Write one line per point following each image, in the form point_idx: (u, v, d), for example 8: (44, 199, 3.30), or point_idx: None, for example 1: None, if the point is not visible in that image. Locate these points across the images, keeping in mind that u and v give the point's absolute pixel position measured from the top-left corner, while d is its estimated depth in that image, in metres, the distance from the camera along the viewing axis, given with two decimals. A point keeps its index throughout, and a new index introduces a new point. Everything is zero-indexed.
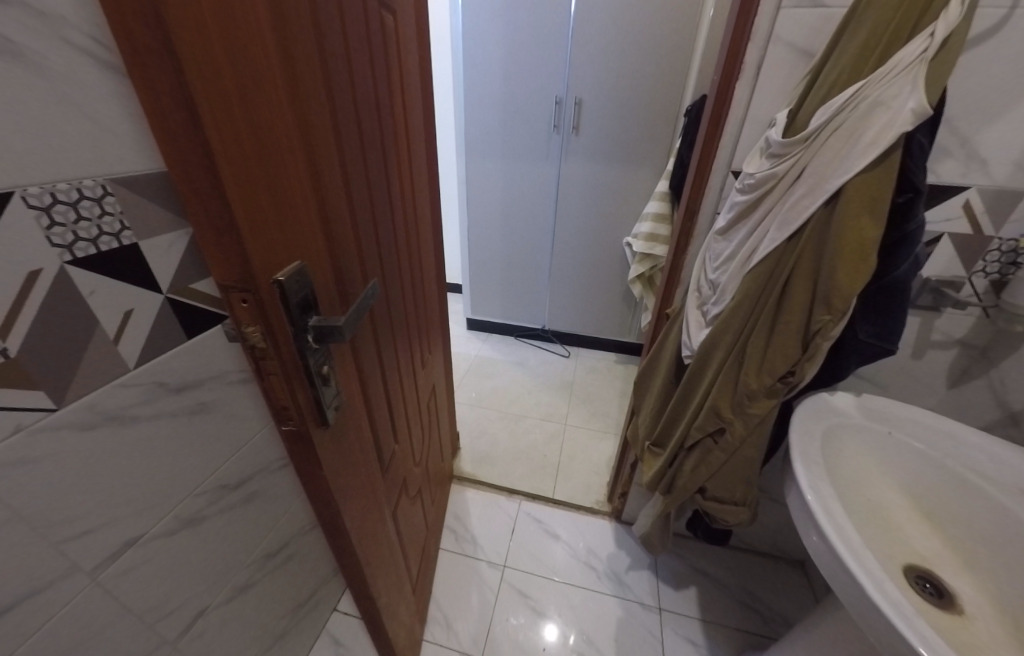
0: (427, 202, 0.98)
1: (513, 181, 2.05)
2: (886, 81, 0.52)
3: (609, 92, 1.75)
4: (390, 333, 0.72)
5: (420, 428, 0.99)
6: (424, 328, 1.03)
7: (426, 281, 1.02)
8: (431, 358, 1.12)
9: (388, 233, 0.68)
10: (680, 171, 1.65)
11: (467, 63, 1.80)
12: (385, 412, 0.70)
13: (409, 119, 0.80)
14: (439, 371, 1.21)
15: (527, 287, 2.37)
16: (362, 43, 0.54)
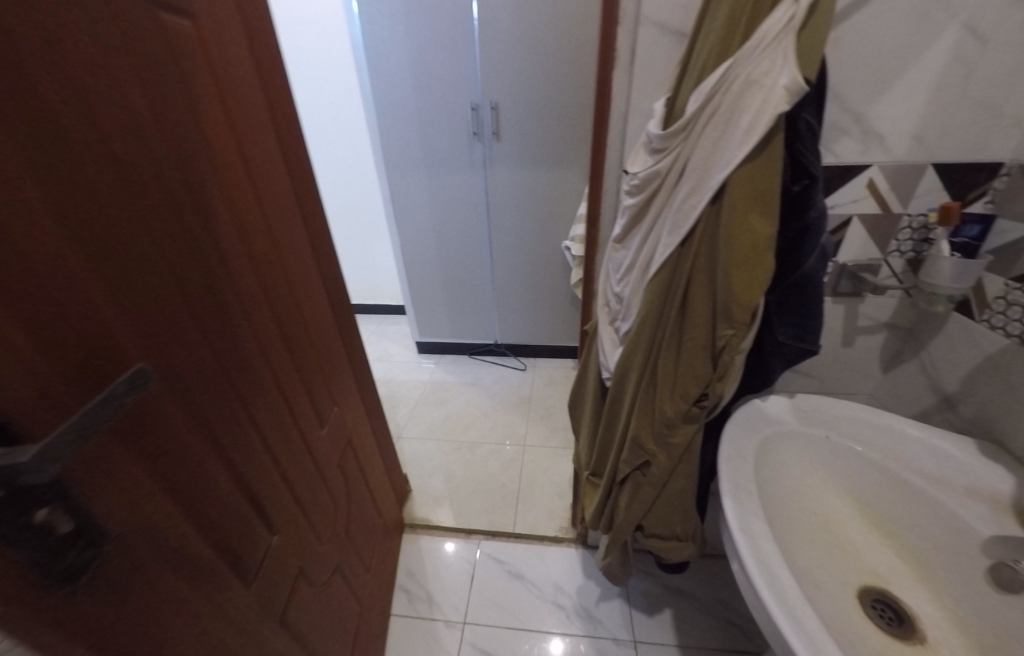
0: (320, 235, 0.85)
1: (441, 195, 1.93)
2: (754, 58, 0.45)
3: (524, 93, 1.67)
4: (248, 410, 0.60)
5: (328, 496, 0.86)
6: (330, 377, 0.90)
7: (326, 323, 0.89)
8: (345, 408, 0.99)
9: (229, 290, 0.56)
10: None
11: (370, 77, 1.68)
12: (243, 509, 0.58)
13: (270, 147, 0.67)
14: (360, 420, 1.08)
15: (472, 302, 2.24)
16: (139, 65, 0.43)
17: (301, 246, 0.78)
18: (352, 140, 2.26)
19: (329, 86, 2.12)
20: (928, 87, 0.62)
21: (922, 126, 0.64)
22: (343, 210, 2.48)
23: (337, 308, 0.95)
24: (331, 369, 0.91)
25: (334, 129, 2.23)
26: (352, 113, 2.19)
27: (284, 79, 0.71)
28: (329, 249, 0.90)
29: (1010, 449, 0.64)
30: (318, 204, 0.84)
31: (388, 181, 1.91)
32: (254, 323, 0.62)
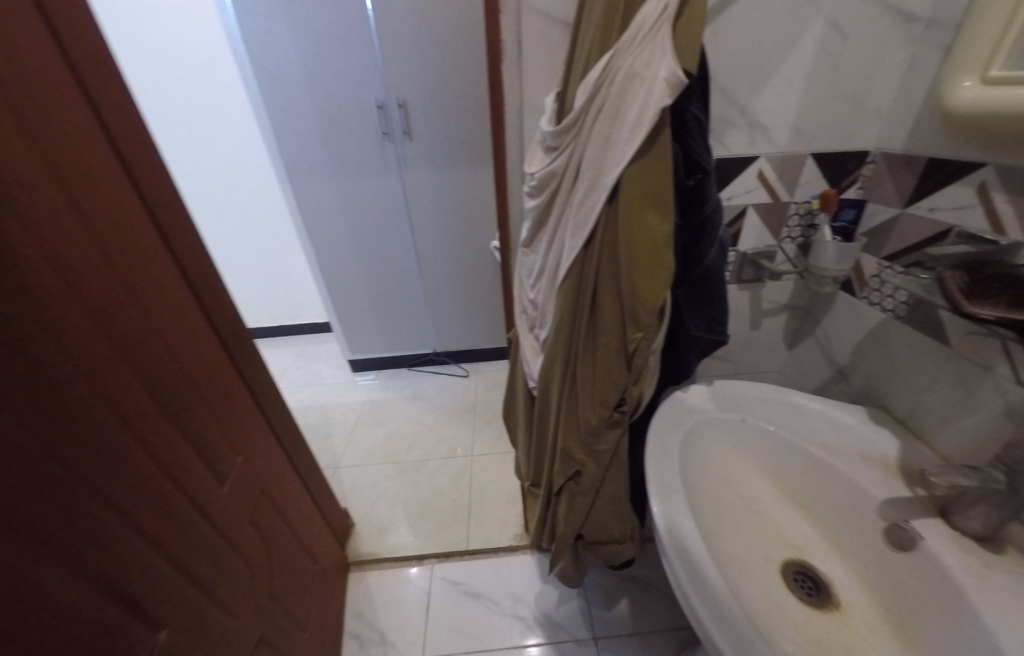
0: (199, 263, 0.73)
1: (356, 201, 1.80)
2: (634, 49, 0.43)
3: (432, 89, 1.58)
4: (102, 495, 0.50)
5: (242, 562, 0.75)
6: (233, 425, 0.78)
7: (222, 363, 0.77)
8: (257, 454, 0.87)
9: (51, 358, 0.47)
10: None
11: (256, 76, 1.51)
12: (94, 620, 0.48)
13: (110, 172, 0.57)
14: (278, 461, 0.97)
15: (405, 312, 2.14)
16: None
17: (169, 279, 0.66)
18: (251, 147, 2.06)
19: (216, 88, 1.92)
20: (802, 80, 0.65)
21: (800, 116, 0.67)
22: (250, 224, 2.27)
23: (239, 344, 0.84)
24: (233, 416, 0.79)
25: (228, 137, 2.02)
26: (245, 118, 1.99)
27: (117, 82, 0.58)
28: (216, 276, 0.77)
29: (894, 410, 0.68)
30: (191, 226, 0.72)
31: (293, 189, 1.74)
32: (106, 388, 0.52)
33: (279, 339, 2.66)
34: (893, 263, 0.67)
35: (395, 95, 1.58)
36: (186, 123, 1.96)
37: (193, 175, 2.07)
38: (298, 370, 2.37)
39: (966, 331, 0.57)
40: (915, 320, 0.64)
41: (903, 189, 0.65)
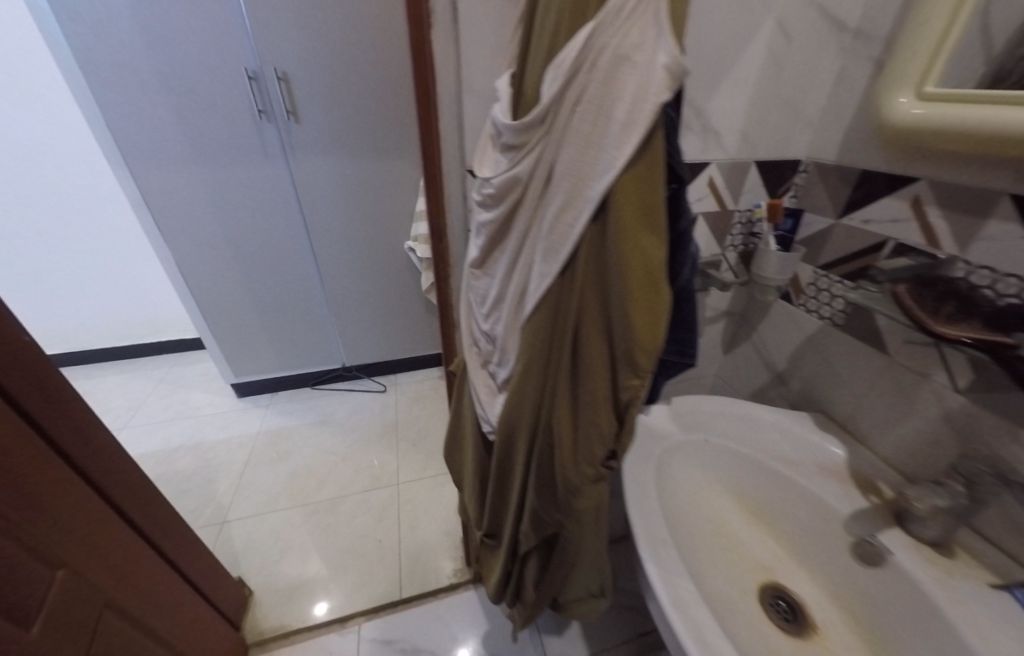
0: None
1: (228, 196, 1.46)
2: (622, 24, 0.33)
3: (320, 65, 1.34)
4: None
5: None
6: (33, 526, 0.57)
7: (20, 439, 0.57)
8: (87, 559, 0.64)
9: None
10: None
11: (65, 27, 1.13)
12: None
13: None
14: (138, 553, 0.75)
15: (303, 325, 1.84)
16: None
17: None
18: (70, 117, 1.62)
19: (8, 33, 1.46)
20: (750, 83, 0.61)
21: (748, 121, 0.64)
22: (78, 219, 1.77)
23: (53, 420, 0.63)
24: (33, 515, 0.58)
25: (34, 103, 1.56)
26: (55, 77, 1.55)
27: None
28: (5, 324, 0.58)
29: (834, 414, 0.69)
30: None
31: (136, 180, 1.36)
32: None
33: (133, 362, 2.14)
34: (829, 271, 0.67)
35: (273, 67, 1.30)
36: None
37: None
38: (162, 400, 1.92)
39: (904, 339, 0.58)
40: (853, 328, 0.64)
41: (838, 199, 0.65)
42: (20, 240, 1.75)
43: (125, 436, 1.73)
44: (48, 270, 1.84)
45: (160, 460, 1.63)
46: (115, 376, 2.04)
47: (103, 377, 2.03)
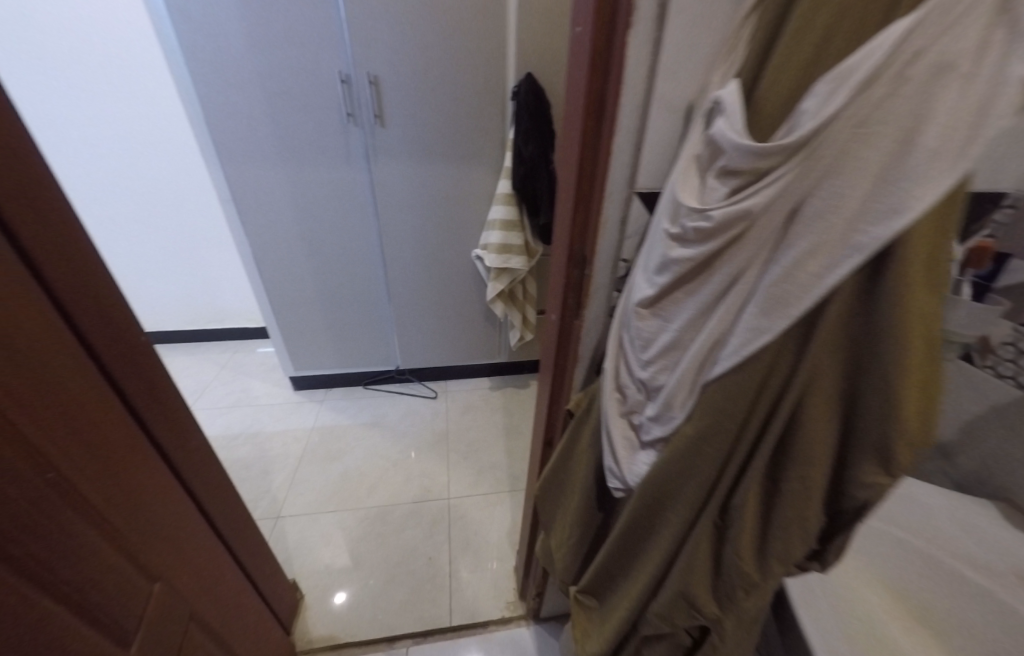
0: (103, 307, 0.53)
1: (308, 193, 1.46)
2: (952, 25, 0.25)
3: (409, 67, 1.28)
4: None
5: None
6: (140, 536, 0.54)
7: (133, 445, 0.54)
8: (179, 571, 0.61)
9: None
10: (520, 171, 1.35)
11: (175, 29, 1.15)
12: None
13: None
14: (217, 565, 0.71)
15: (363, 324, 1.81)
16: None
17: (48, 331, 0.45)
18: (167, 103, 1.66)
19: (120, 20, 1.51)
20: None
21: None
22: (163, 205, 1.84)
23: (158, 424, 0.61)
24: (144, 525, 0.54)
25: (137, 89, 1.61)
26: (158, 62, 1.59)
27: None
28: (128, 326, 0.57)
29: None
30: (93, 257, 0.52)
31: (226, 176, 1.38)
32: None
33: (202, 346, 2.23)
34: None
35: (364, 70, 1.26)
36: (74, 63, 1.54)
37: (85, 140, 1.65)
38: (226, 385, 1.97)
39: None
40: None
41: None
42: (113, 224, 1.84)
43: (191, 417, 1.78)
44: (134, 252, 1.92)
45: (221, 444, 1.65)
46: (185, 358, 2.12)
47: (175, 358, 2.11)
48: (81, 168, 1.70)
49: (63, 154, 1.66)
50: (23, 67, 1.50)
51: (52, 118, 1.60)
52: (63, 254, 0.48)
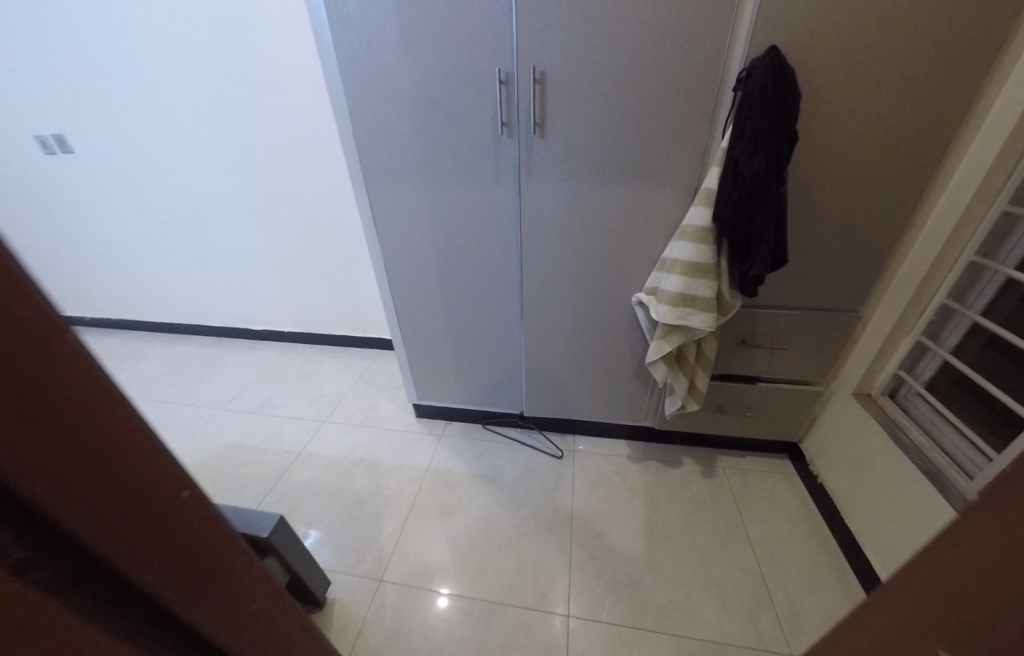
0: (155, 514, 0.40)
1: (449, 217, 1.26)
2: None
3: (587, 53, 0.92)
4: None
5: None
6: None
7: None
8: None
9: None
10: (731, 196, 0.91)
11: (332, 40, 1.02)
12: None
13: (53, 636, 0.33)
14: None
15: (490, 362, 1.58)
16: None
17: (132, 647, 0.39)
18: (319, 112, 1.66)
19: (283, 29, 1.52)
20: None
21: None
22: (315, 215, 1.93)
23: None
24: None
25: (303, 103, 1.65)
26: (313, 70, 1.57)
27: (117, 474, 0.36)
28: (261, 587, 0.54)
29: None
30: (156, 447, 0.40)
31: (371, 198, 1.26)
32: None
33: (348, 353, 2.35)
34: None
35: (528, 65, 0.96)
36: (248, 78, 1.63)
37: (263, 164, 1.83)
38: (358, 400, 1.98)
39: None
40: None
41: None
42: (282, 237, 2.04)
43: (324, 429, 1.81)
44: (293, 256, 2.09)
45: (342, 470, 1.60)
46: (332, 365, 2.25)
47: (326, 363, 2.28)
48: (258, 188, 1.90)
49: (248, 176, 1.87)
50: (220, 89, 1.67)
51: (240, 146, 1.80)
52: (96, 474, 0.35)
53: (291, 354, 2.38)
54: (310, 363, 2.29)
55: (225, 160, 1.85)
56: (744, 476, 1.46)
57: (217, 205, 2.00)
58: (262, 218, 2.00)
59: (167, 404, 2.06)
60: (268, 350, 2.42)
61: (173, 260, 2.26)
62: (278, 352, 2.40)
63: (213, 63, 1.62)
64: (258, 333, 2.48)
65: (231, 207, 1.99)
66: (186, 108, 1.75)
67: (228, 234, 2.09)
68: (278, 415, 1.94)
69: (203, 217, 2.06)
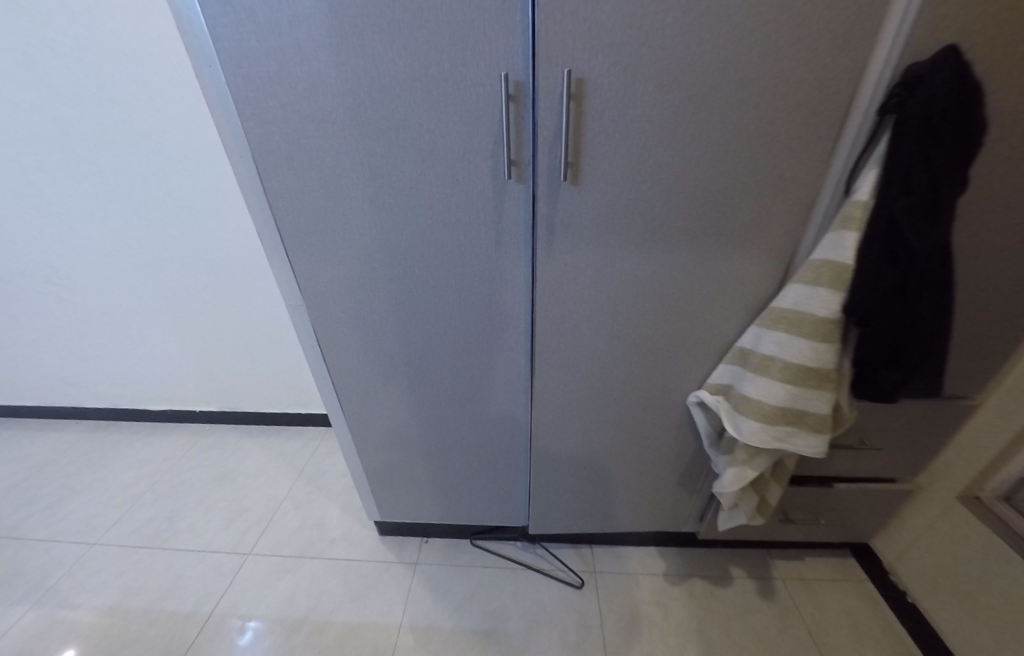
0: None
1: (420, 299, 0.84)
2: None
3: (654, 59, 0.59)
4: None
5: None
6: None
7: None
8: None
9: None
10: (889, 279, 0.61)
11: (219, 30, 0.60)
12: None
13: None
14: None
15: (482, 472, 1.17)
16: None
17: None
18: (202, 130, 1.19)
19: (142, 16, 1.06)
20: None
21: None
22: (220, 270, 1.44)
23: None
24: None
25: (186, 131, 1.19)
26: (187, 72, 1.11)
27: None
28: None
29: None
30: None
31: (298, 274, 0.82)
32: None
33: (284, 435, 1.83)
34: None
35: (559, 76, 0.60)
36: (99, 87, 1.14)
37: (135, 211, 1.34)
38: (297, 513, 1.47)
39: None
40: None
41: None
42: (174, 304, 1.54)
43: (248, 572, 1.30)
44: (197, 319, 1.57)
45: (277, 648, 1.12)
46: (261, 457, 1.72)
47: (252, 453, 1.74)
48: (133, 241, 1.40)
49: (116, 226, 1.37)
50: (62, 112, 1.18)
51: (100, 187, 1.30)
52: None
53: (204, 443, 1.80)
54: (233, 452, 1.74)
55: (83, 196, 1.32)
56: (811, 591, 1.16)
57: (83, 255, 1.45)
58: (141, 279, 1.49)
59: (11, 540, 1.43)
60: (175, 437, 1.84)
61: (24, 332, 1.66)
62: (187, 439, 1.83)
63: (46, 75, 1.13)
64: (160, 414, 1.89)
65: (106, 259, 1.45)
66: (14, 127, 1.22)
67: (100, 294, 1.54)
68: (181, 548, 1.39)
69: (66, 272, 1.49)
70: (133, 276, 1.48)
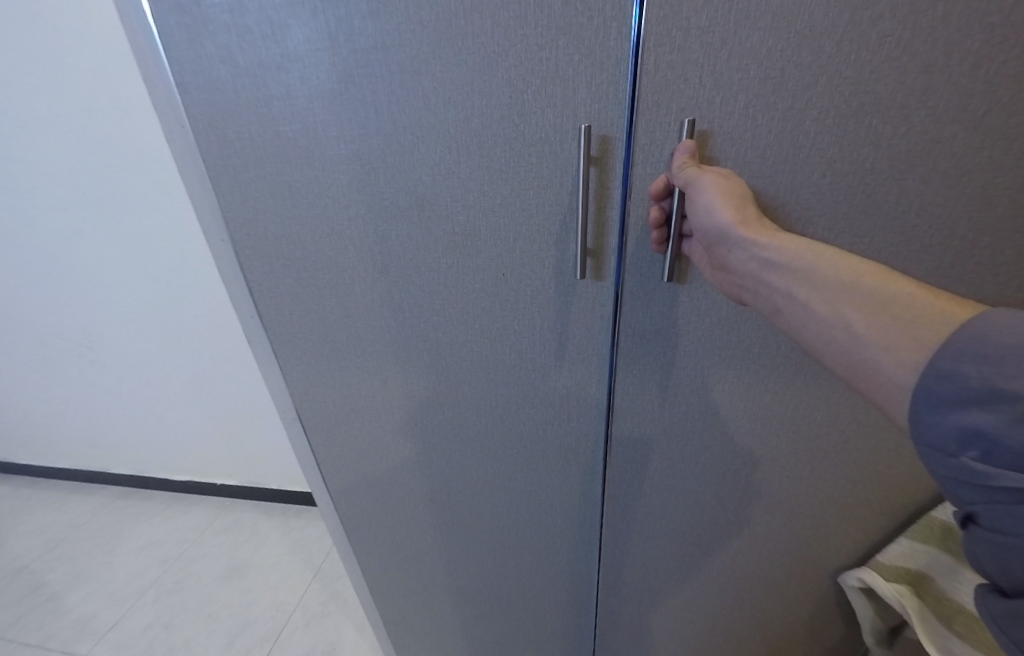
0: None
1: (451, 428, 0.60)
2: None
3: (842, 100, 0.36)
4: None
5: None
6: None
7: None
8: None
9: None
10: None
11: (182, 77, 0.43)
12: None
13: None
14: None
15: (538, 642, 0.83)
16: None
17: None
18: (162, 170, 0.99)
19: (111, 81, 0.90)
20: None
21: None
22: (213, 354, 1.26)
23: None
24: None
25: (166, 206, 1.03)
26: (143, 102, 0.91)
27: None
28: None
29: None
30: None
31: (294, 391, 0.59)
32: None
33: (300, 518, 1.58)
34: None
35: (679, 131, 0.38)
36: (80, 164, 1.02)
37: (130, 292, 1.20)
38: (307, 632, 1.22)
39: None
40: None
41: None
42: (173, 385, 1.38)
43: None
44: (195, 389, 1.36)
45: None
46: (275, 543, 1.48)
47: (267, 541, 1.49)
48: (133, 320, 1.26)
49: (115, 305, 1.24)
50: (56, 191, 1.08)
51: (98, 265, 1.17)
52: None
53: (220, 522, 1.56)
54: (244, 538, 1.51)
55: (84, 258, 1.17)
56: None
57: (94, 318, 1.29)
58: (142, 359, 1.34)
59: (2, 642, 1.27)
60: (192, 516, 1.60)
61: (44, 401, 1.58)
62: (204, 515, 1.60)
63: (37, 155, 1.03)
64: (175, 485, 1.68)
65: (115, 323, 1.28)
66: (19, 205, 1.13)
67: (107, 370, 1.41)
68: None
69: (76, 344, 1.38)
70: (135, 355, 1.34)
